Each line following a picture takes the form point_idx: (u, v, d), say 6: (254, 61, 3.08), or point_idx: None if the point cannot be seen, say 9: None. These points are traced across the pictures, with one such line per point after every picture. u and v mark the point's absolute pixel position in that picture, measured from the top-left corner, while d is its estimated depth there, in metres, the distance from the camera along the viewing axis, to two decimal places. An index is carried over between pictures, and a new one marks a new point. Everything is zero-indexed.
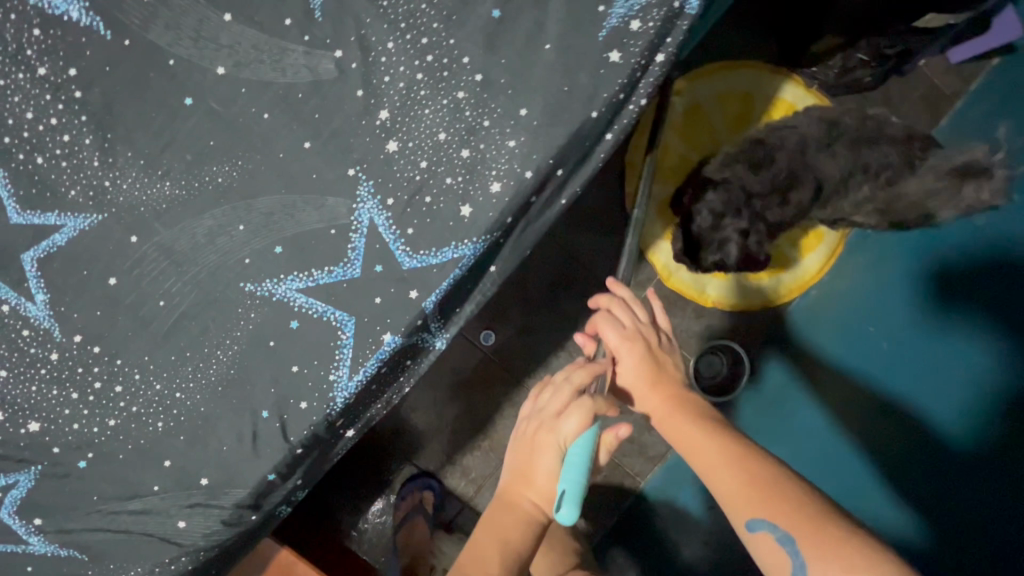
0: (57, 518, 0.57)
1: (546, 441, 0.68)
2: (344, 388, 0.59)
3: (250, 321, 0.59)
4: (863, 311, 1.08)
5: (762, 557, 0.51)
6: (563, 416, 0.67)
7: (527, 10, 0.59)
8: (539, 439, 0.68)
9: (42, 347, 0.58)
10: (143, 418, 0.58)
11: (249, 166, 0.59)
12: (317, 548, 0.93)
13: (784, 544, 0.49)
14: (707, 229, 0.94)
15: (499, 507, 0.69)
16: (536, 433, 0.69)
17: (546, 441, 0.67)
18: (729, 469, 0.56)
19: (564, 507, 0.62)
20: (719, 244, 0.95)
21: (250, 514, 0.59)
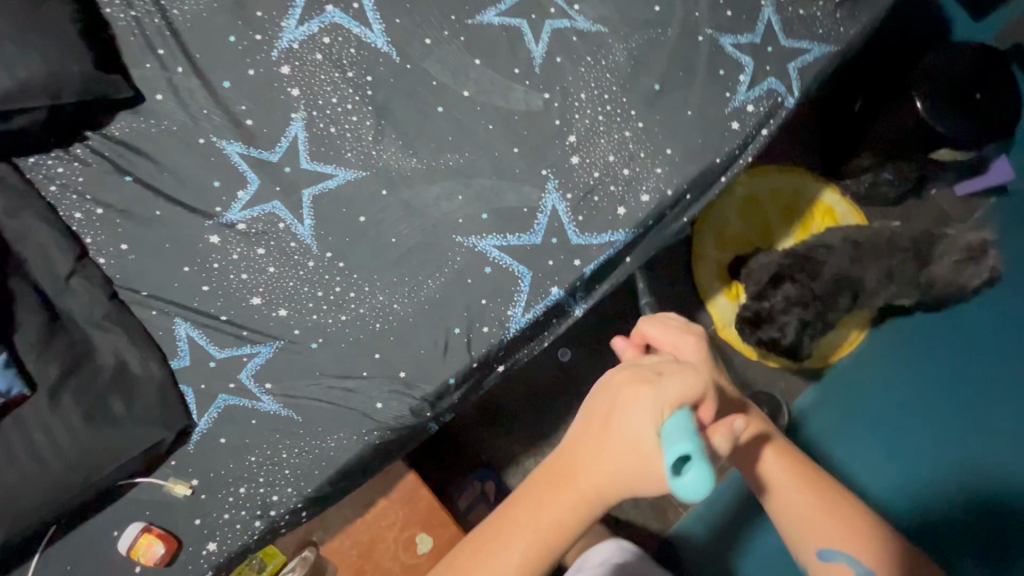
0: (285, 384, 0.73)
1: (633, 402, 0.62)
2: (517, 322, 0.78)
3: (456, 262, 0.79)
4: (894, 393, 1.17)
5: None
6: (665, 377, 0.62)
7: (679, 88, 0.87)
8: (629, 393, 0.63)
9: (302, 256, 0.78)
10: (366, 319, 0.76)
11: (473, 157, 0.83)
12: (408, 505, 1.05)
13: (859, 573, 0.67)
14: (776, 309, 1.09)
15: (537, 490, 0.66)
16: (626, 385, 0.64)
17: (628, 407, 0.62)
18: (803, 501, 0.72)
19: (688, 475, 0.53)
20: (783, 324, 1.09)
21: (428, 408, 0.75)
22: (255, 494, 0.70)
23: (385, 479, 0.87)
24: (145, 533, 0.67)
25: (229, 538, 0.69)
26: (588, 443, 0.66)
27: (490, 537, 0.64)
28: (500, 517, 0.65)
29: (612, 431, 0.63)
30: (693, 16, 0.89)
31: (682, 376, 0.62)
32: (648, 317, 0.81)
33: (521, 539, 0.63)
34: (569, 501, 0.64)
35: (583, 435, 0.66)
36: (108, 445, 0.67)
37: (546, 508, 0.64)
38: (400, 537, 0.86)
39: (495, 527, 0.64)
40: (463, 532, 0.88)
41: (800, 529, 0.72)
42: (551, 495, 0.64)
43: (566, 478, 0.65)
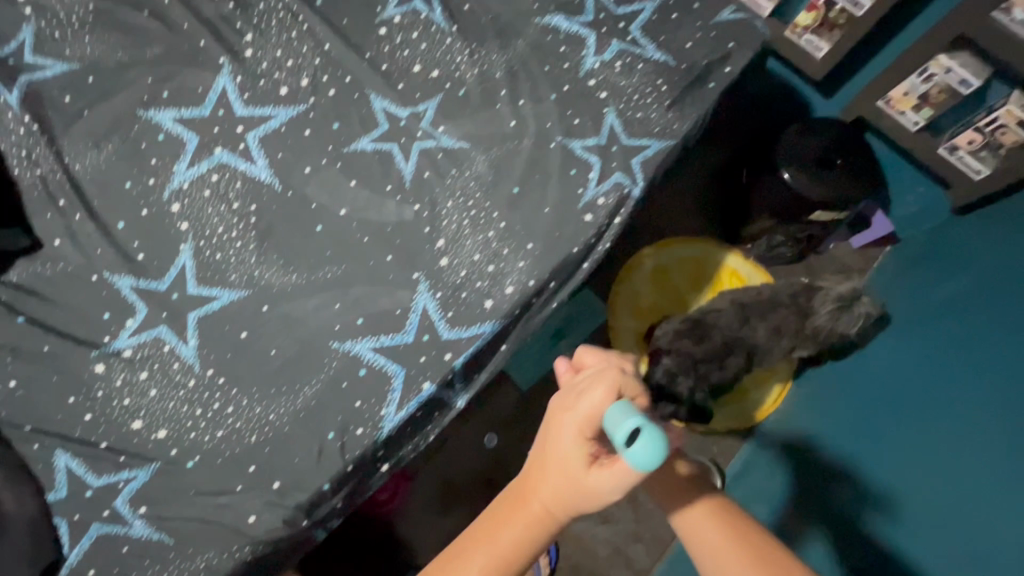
0: (159, 506, 0.75)
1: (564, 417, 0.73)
2: (391, 420, 0.82)
3: (332, 367, 0.84)
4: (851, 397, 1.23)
5: None
6: (586, 394, 0.71)
7: (536, 189, 0.96)
8: (557, 418, 0.75)
9: (184, 376, 0.82)
10: (242, 432, 0.79)
11: (349, 267, 0.91)
12: None
13: None
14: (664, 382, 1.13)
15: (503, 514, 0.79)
16: (557, 413, 0.75)
17: (561, 432, 0.73)
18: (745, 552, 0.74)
19: (638, 446, 0.62)
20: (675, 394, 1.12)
21: (304, 516, 0.76)
22: None
23: None
24: None
25: None
26: (539, 464, 0.78)
27: (472, 549, 0.78)
28: (482, 527, 0.79)
29: (555, 444, 0.74)
30: (545, 125, 1.00)
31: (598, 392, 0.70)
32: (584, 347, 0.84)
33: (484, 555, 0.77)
34: (527, 513, 0.78)
35: (537, 454, 0.79)
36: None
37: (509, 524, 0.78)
38: None
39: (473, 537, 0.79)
40: None
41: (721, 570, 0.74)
42: (513, 512, 0.78)
43: (527, 493, 0.78)
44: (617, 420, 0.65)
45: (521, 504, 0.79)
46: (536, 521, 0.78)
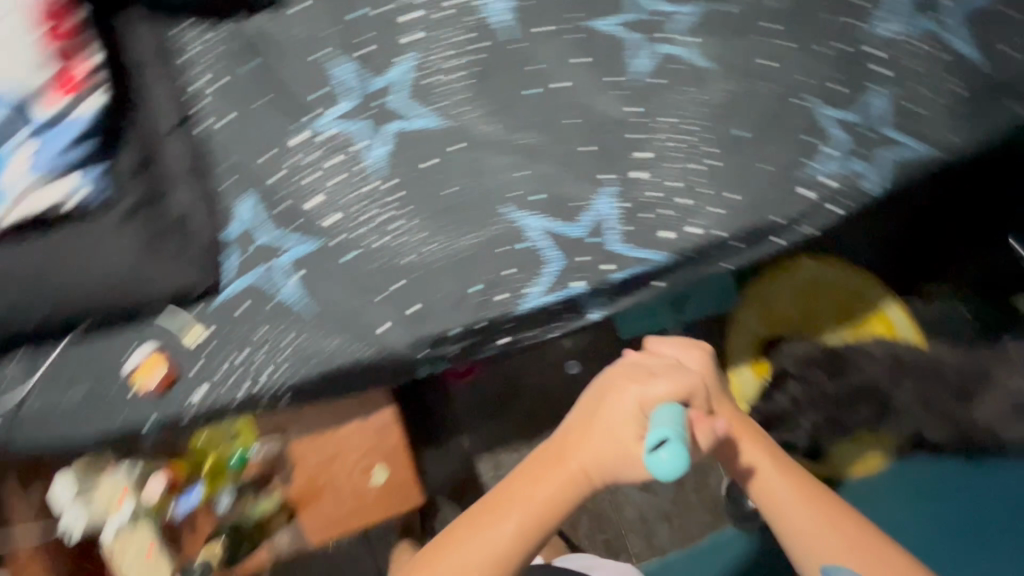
0: (310, 280, 0.79)
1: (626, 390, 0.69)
2: (532, 300, 0.81)
3: (497, 228, 0.83)
4: None
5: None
6: (657, 377, 0.70)
7: (763, 140, 0.87)
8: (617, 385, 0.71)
9: (367, 178, 0.84)
10: (400, 249, 0.81)
11: (545, 141, 0.88)
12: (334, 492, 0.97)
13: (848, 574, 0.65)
14: None
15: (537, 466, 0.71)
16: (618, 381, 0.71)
17: (617, 404, 0.69)
18: (784, 499, 0.70)
19: (664, 451, 0.61)
20: None
21: (425, 348, 0.79)
22: (251, 364, 0.75)
23: (367, 404, 0.90)
24: (156, 354, 0.74)
25: (217, 392, 0.75)
26: (576, 428, 0.72)
27: (501, 501, 0.68)
28: (517, 480, 0.70)
29: (605, 419, 0.69)
30: (801, 78, 0.89)
31: (669, 383, 0.68)
32: (657, 338, 0.81)
33: (518, 508, 0.67)
34: (563, 474, 0.69)
35: (579, 418, 0.72)
36: (150, 273, 0.74)
37: (544, 482, 0.69)
38: (359, 461, 0.89)
39: (509, 490, 0.69)
40: (419, 481, 0.91)
41: (797, 524, 0.68)
42: (549, 470, 0.70)
43: (564, 456, 0.70)
44: (656, 426, 0.63)
45: (554, 464, 0.70)
46: (571, 484, 0.69)
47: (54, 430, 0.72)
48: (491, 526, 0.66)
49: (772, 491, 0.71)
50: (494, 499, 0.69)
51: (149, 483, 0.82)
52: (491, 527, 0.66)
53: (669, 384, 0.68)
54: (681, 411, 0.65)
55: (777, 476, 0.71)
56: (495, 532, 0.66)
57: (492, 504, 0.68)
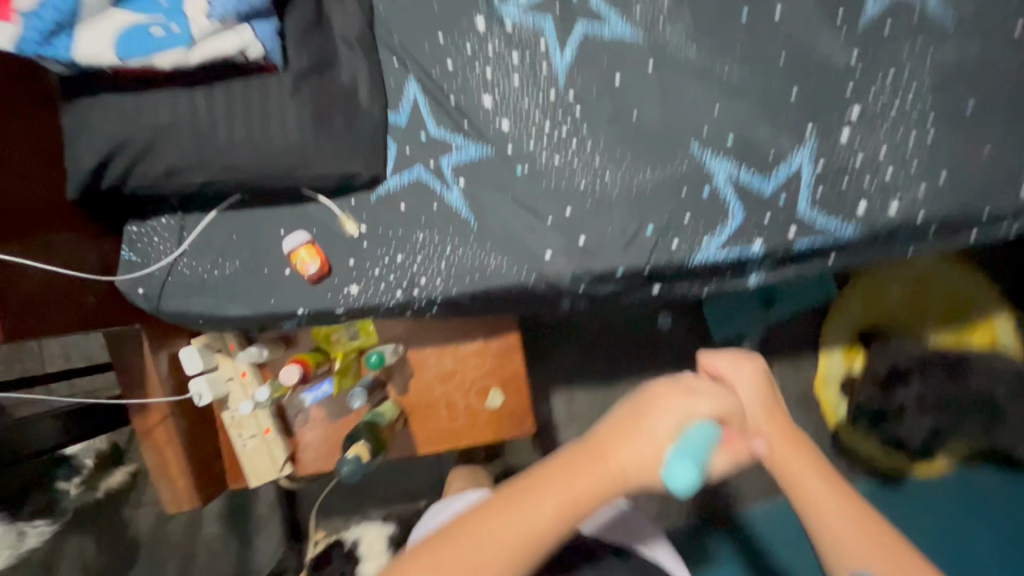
0: (476, 189, 0.73)
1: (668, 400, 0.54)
2: (706, 253, 0.75)
3: (681, 167, 0.75)
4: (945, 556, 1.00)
5: None
6: (703, 393, 0.54)
7: (994, 118, 0.76)
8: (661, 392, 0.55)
9: (548, 83, 0.75)
10: (576, 172, 0.74)
11: (748, 76, 0.77)
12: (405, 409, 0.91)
13: None
14: None
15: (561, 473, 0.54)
16: (659, 389, 0.55)
17: (656, 422, 0.53)
18: (819, 497, 0.58)
19: (683, 467, 0.50)
20: None
21: (585, 283, 0.74)
22: (408, 268, 0.70)
23: (492, 326, 0.88)
24: (309, 245, 0.68)
25: (370, 293, 0.70)
26: (620, 425, 0.55)
27: (529, 488, 0.53)
28: (529, 492, 0.53)
29: (645, 431, 0.53)
30: None
31: (713, 401, 0.53)
32: (708, 351, 0.65)
33: (557, 487, 0.53)
34: (591, 486, 0.53)
35: (619, 427, 0.55)
36: (315, 152, 0.65)
37: (578, 477, 0.53)
38: (476, 381, 0.88)
39: (544, 480, 0.54)
40: (531, 410, 0.89)
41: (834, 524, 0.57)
42: (584, 468, 0.54)
43: (602, 454, 0.54)
44: (687, 442, 0.51)
45: (596, 463, 0.54)
46: (600, 494, 0.53)
47: (196, 307, 0.67)
48: (513, 522, 0.52)
49: (801, 479, 0.59)
50: (517, 490, 0.54)
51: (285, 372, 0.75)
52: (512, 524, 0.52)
53: (711, 401, 0.54)
54: (713, 431, 0.52)
55: (826, 493, 0.59)
56: (529, 532, 0.51)
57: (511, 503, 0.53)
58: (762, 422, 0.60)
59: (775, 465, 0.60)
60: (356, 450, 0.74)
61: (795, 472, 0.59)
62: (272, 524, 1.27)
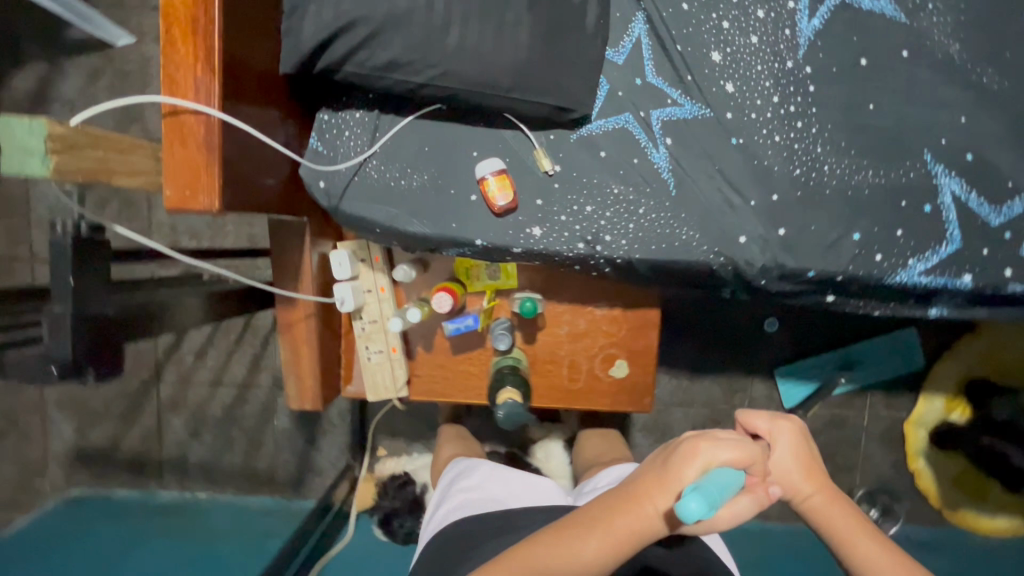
0: (682, 153, 0.67)
1: (690, 450, 0.47)
2: (908, 275, 0.68)
3: (907, 175, 0.68)
4: None
5: None
6: (724, 441, 0.47)
7: None
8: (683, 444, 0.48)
9: (786, 51, 0.67)
10: (792, 157, 0.67)
11: (1010, 91, 0.68)
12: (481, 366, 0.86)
13: None
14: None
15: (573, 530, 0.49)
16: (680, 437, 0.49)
17: (680, 469, 0.47)
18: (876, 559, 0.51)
19: (694, 499, 0.41)
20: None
21: (769, 278, 0.68)
22: (595, 222, 0.66)
23: (634, 296, 0.83)
24: (502, 175, 0.63)
25: (552, 240, 0.66)
26: (648, 476, 0.49)
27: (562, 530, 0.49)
28: (560, 538, 0.49)
29: (671, 476, 0.47)
30: None
31: (738, 446, 0.46)
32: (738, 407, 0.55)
33: (595, 534, 0.48)
34: (623, 535, 0.48)
35: (644, 476, 0.49)
36: (539, 75, 0.59)
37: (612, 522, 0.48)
38: (604, 348, 0.84)
39: (581, 522, 0.49)
40: (653, 387, 0.86)
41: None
42: (613, 513, 0.49)
43: (629, 503, 0.49)
44: (710, 482, 0.43)
45: (626, 509, 0.48)
46: (632, 542, 0.48)
47: (377, 214, 0.64)
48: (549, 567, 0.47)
49: (842, 535, 0.52)
50: (548, 533, 0.49)
51: (439, 296, 0.76)
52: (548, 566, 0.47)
53: (736, 445, 0.47)
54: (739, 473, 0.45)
55: (885, 555, 0.51)
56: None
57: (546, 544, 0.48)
58: (802, 477, 0.53)
59: (821, 525, 0.53)
60: (506, 396, 0.74)
61: (840, 529, 0.52)
62: (338, 432, 1.29)
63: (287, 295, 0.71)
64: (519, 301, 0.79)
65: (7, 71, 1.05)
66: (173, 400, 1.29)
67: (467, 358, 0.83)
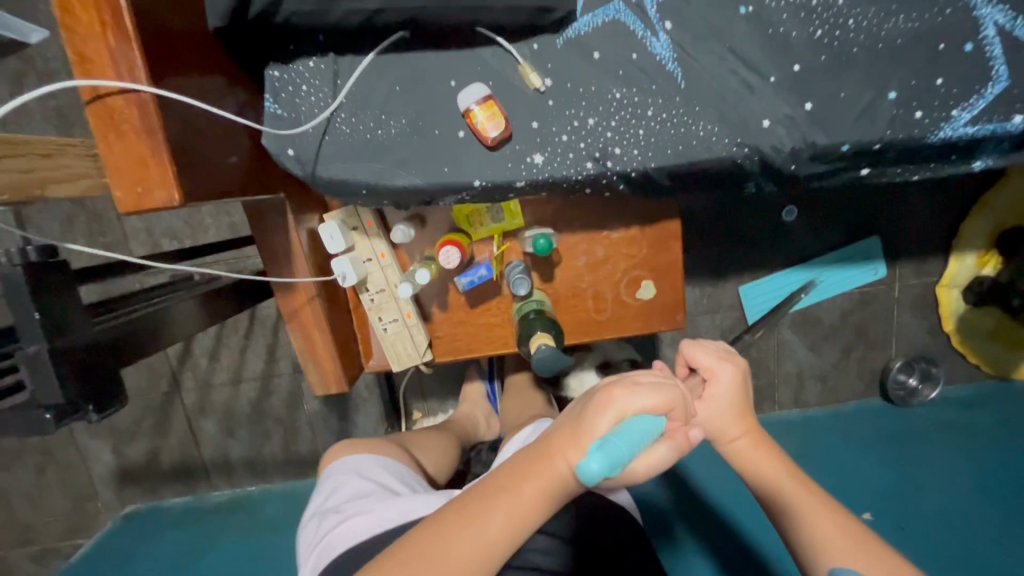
0: (686, 37, 0.58)
1: (606, 399, 0.44)
2: (953, 127, 0.61)
3: (943, 13, 0.59)
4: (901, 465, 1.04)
5: None
6: (643, 386, 0.45)
7: None
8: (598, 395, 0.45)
9: None
10: (810, 16, 0.59)
11: None
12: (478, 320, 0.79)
13: None
14: None
15: (482, 497, 0.46)
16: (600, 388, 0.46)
17: (594, 418, 0.44)
18: (791, 494, 0.53)
19: (596, 459, 0.38)
20: None
21: (801, 161, 0.61)
22: (600, 135, 0.59)
23: (651, 210, 0.76)
24: (489, 101, 0.55)
25: (556, 165, 0.59)
26: (566, 427, 0.46)
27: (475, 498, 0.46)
28: (468, 506, 0.46)
29: (584, 430, 0.44)
30: None
31: (657, 391, 0.44)
32: (690, 344, 0.59)
33: (505, 495, 0.45)
34: (535, 497, 0.45)
35: (562, 430, 0.47)
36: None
37: (524, 483, 0.45)
38: (627, 272, 0.78)
39: (498, 486, 0.46)
40: (684, 303, 0.81)
41: (819, 532, 0.50)
42: (528, 468, 0.46)
43: (544, 456, 0.46)
44: (624, 433, 0.40)
45: (540, 469, 0.46)
46: (545, 501, 0.45)
47: (360, 173, 0.57)
48: (458, 537, 0.44)
49: (758, 471, 0.55)
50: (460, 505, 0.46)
51: (445, 251, 0.69)
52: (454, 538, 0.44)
53: (654, 393, 0.44)
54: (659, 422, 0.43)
55: (796, 485, 0.54)
56: (477, 549, 0.44)
57: (454, 517, 0.45)
58: (724, 415, 0.56)
59: (743, 466, 0.56)
60: (540, 341, 0.69)
61: (759, 463, 0.55)
62: (370, 404, 1.27)
63: (283, 282, 0.66)
64: (531, 240, 0.72)
65: None
66: (199, 405, 1.27)
67: (486, 310, 0.78)
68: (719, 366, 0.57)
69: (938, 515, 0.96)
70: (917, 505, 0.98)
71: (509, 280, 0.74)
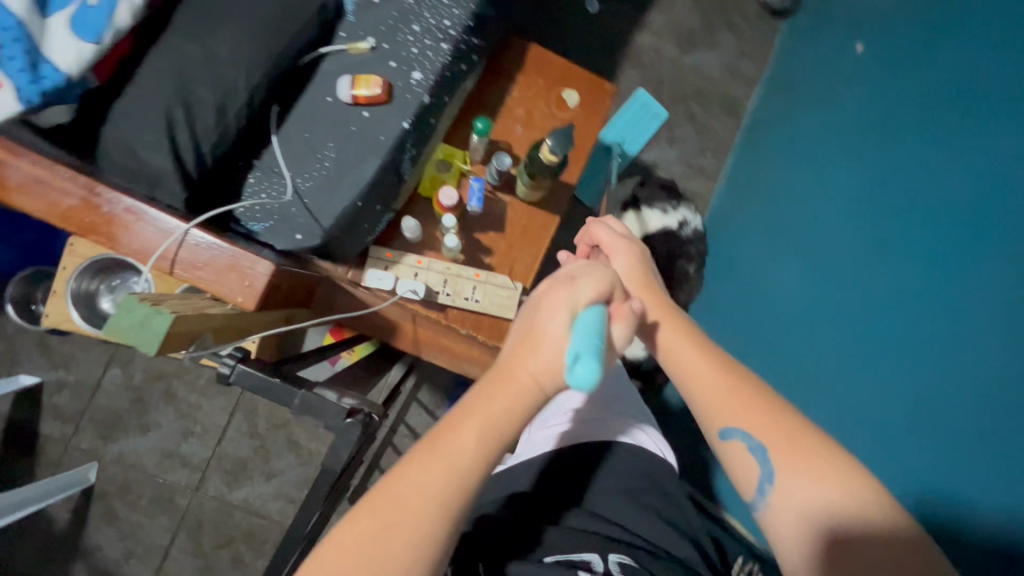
0: None
1: (557, 294, 0.44)
2: None
3: None
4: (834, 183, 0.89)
5: (729, 466, 0.47)
6: (581, 274, 0.46)
7: None
8: (540, 299, 0.45)
9: None
10: None
11: None
12: (510, 230, 0.89)
13: (757, 455, 0.45)
14: None
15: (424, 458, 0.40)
16: (541, 286, 0.47)
17: (548, 318, 0.43)
18: (700, 365, 0.51)
19: (582, 363, 0.37)
20: None
21: None
22: (432, 27, 0.73)
23: (513, 57, 0.90)
24: (355, 79, 0.69)
25: (431, 65, 0.72)
26: (520, 336, 0.45)
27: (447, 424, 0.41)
28: (426, 453, 0.40)
29: (544, 338, 0.43)
30: None
31: (594, 283, 0.45)
32: (593, 223, 0.67)
33: (473, 420, 0.41)
34: (493, 439, 0.41)
35: (514, 348, 0.44)
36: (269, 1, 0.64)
37: (493, 403, 0.42)
38: (548, 98, 0.90)
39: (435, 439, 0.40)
40: (597, 78, 0.93)
41: (709, 394, 0.49)
42: (492, 390, 0.42)
43: (506, 372, 0.43)
44: (582, 330, 0.40)
45: (500, 384, 0.42)
46: (509, 428, 0.41)
47: (345, 197, 0.68)
48: (427, 480, 0.39)
49: (671, 347, 0.53)
50: (422, 447, 0.41)
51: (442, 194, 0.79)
52: (435, 468, 0.39)
53: (592, 280, 0.45)
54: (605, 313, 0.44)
55: (700, 358, 0.51)
56: (456, 465, 0.39)
57: (436, 437, 0.40)
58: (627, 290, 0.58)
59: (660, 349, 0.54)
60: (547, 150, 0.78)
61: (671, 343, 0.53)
62: None
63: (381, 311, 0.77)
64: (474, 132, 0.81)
65: (92, 544, 1.13)
66: None
67: (512, 220, 0.89)
68: (626, 249, 0.62)
69: (928, 281, 0.66)
70: (850, 225, 0.82)
71: (499, 169, 0.84)
